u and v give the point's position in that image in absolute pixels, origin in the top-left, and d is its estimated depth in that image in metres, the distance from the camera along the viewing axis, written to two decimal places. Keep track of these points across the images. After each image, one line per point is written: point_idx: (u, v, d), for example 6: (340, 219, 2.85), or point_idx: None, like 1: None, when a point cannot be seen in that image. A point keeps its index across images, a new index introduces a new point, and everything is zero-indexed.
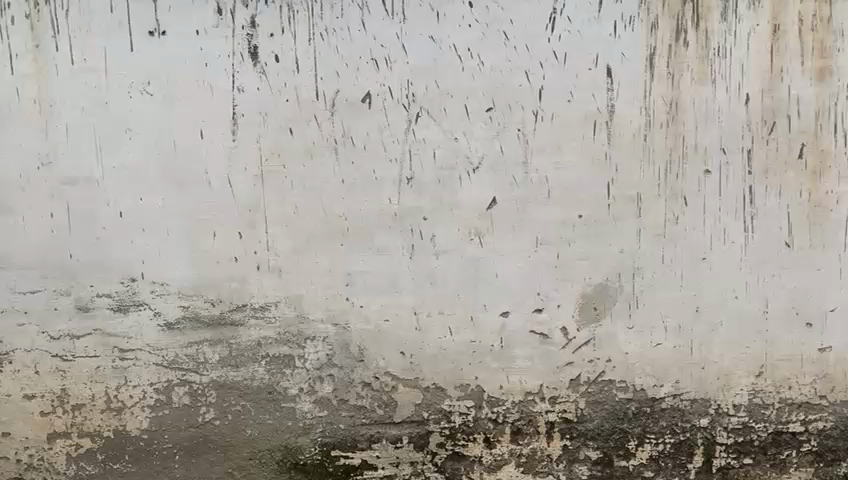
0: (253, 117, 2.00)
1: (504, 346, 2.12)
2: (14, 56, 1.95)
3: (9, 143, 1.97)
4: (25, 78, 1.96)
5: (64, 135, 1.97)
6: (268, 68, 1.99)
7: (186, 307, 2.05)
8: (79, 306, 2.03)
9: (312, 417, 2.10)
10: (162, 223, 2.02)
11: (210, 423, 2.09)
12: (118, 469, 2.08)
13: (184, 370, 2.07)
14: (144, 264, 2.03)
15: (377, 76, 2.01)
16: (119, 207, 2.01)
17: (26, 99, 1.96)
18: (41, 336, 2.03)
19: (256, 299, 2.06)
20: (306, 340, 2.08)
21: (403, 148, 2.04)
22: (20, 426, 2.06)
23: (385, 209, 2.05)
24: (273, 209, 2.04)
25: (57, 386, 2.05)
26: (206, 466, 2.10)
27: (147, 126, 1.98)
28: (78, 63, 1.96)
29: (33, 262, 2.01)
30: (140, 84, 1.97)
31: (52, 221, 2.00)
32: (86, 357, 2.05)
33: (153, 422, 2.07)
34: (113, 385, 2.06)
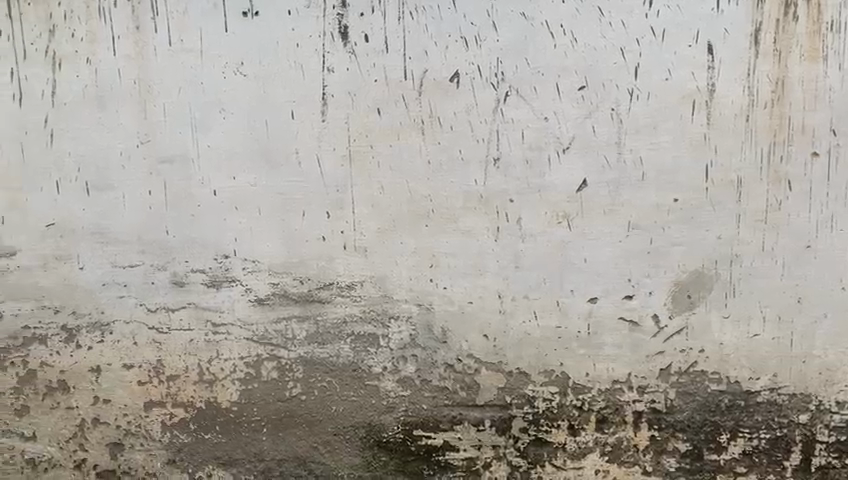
0: (342, 98, 2.01)
1: (591, 333, 2.07)
2: (116, 37, 2.00)
3: (111, 123, 2.04)
4: (126, 59, 2.01)
5: (162, 115, 2.03)
6: (358, 48, 1.99)
7: (276, 284, 2.10)
8: (175, 281, 2.11)
9: (395, 396, 2.12)
10: (253, 202, 2.06)
11: (296, 398, 2.13)
12: (209, 439, 2.16)
13: (273, 345, 2.12)
14: (236, 241, 2.08)
15: (467, 55, 1.98)
16: (214, 185, 2.06)
17: (127, 79, 2.02)
18: (139, 308, 2.12)
19: (342, 278, 2.09)
20: (390, 319, 2.09)
21: (492, 129, 2.00)
22: (119, 393, 2.15)
23: (471, 190, 2.03)
24: (360, 190, 2.05)
25: (153, 357, 2.14)
26: (292, 440, 2.15)
27: (240, 106, 2.02)
28: (175, 45, 2.00)
29: (133, 238, 2.09)
30: (235, 65, 2.01)
31: (151, 199, 2.07)
32: (181, 329, 2.12)
33: (243, 395, 2.14)
34: (206, 357, 2.13)
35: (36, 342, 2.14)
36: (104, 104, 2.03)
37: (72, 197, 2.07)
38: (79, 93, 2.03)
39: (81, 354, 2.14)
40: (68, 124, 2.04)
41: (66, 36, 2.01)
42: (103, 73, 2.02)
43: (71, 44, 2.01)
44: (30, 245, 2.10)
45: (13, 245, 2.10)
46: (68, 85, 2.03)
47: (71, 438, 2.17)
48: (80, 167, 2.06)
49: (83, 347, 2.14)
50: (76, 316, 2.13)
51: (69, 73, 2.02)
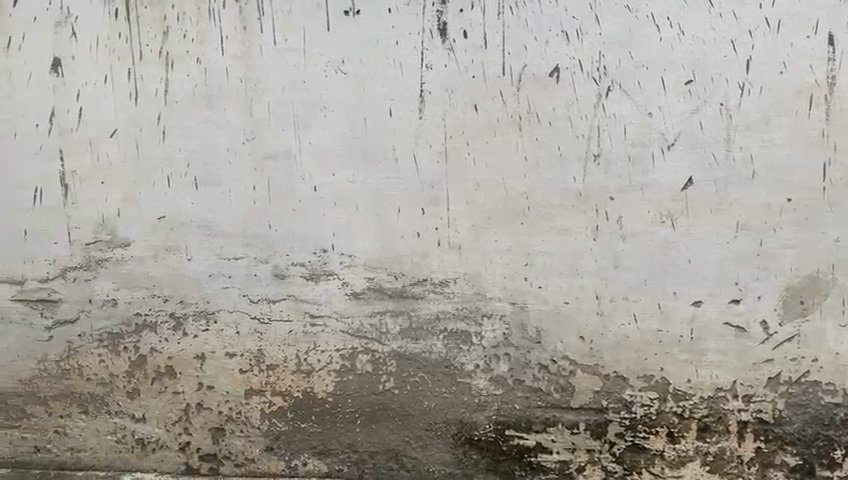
0: (440, 94, 2.01)
1: (694, 338, 1.99)
2: (225, 38, 2.08)
3: (219, 120, 2.12)
4: (233, 59, 2.09)
5: (266, 113, 2.10)
6: (456, 45, 1.99)
7: (371, 279, 2.12)
8: (275, 274, 2.17)
9: (487, 394, 2.11)
10: (351, 198, 2.10)
11: (390, 392, 2.15)
12: (305, 428, 2.21)
13: (367, 338, 2.15)
14: (334, 236, 2.13)
15: (568, 50, 1.94)
16: (314, 181, 2.11)
17: (235, 78, 2.10)
18: (242, 299, 2.20)
19: (436, 274, 2.09)
20: (483, 317, 2.08)
21: (592, 125, 1.96)
22: (222, 380, 2.23)
23: (569, 188, 1.99)
24: (457, 186, 2.04)
25: (254, 347, 2.21)
26: (385, 433, 2.18)
27: (340, 104, 2.06)
28: (280, 44, 2.06)
29: (237, 231, 2.17)
30: (336, 63, 2.05)
31: (255, 194, 2.14)
32: (280, 320, 2.19)
33: (338, 386, 2.18)
34: (303, 348, 2.18)
35: (147, 329, 2.25)
36: (213, 102, 2.12)
37: (182, 192, 2.17)
38: (189, 92, 2.12)
39: (187, 341, 2.24)
40: (179, 121, 2.14)
41: (178, 37, 2.10)
42: (212, 72, 2.10)
43: (183, 44, 2.10)
44: (143, 236, 2.21)
45: (128, 237, 2.22)
46: (180, 84, 2.12)
47: (176, 421, 2.27)
48: (189, 163, 2.15)
49: (189, 335, 2.23)
50: (184, 305, 2.23)
51: (181, 73, 2.11)
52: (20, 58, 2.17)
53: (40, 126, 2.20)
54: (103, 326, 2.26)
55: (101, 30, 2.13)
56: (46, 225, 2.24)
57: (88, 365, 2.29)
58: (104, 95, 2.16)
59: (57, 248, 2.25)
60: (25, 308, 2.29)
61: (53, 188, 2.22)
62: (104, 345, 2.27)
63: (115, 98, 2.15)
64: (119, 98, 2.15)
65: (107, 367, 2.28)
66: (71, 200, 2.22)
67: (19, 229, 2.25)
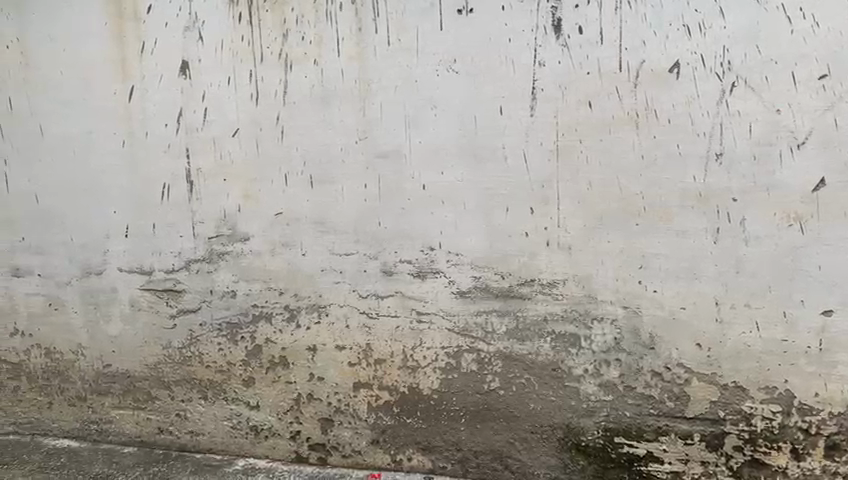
0: (553, 92, 1.98)
1: (824, 349, 1.87)
2: (341, 39, 2.13)
3: (333, 120, 2.18)
4: (348, 60, 2.14)
5: (379, 112, 2.13)
6: (571, 41, 1.95)
7: (478, 278, 2.12)
8: (384, 270, 2.21)
9: (596, 399, 2.06)
10: (460, 196, 2.10)
11: (495, 392, 2.14)
12: (411, 423, 2.24)
13: (473, 337, 2.15)
14: (442, 234, 2.14)
15: (689, 45, 1.86)
16: (423, 179, 2.12)
17: (350, 78, 2.15)
18: (352, 294, 2.25)
19: (544, 275, 2.06)
20: (593, 320, 2.04)
21: (714, 122, 1.87)
22: (331, 373, 2.29)
23: (687, 188, 1.91)
24: (568, 186, 2.01)
25: (362, 341, 2.25)
26: (490, 433, 2.17)
27: (451, 102, 2.07)
28: (393, 44, 2.09)
29: (349, 228, 2.22)
30: (448, 62, 2.05)
31: (366, 192, 2.18)
32: (388, 316, 2.22)
33: (443, 384, 2.19)
34: (410, 345, 2.21)
35: (263, 319, 2.34)
36: (328, 102, 2.17)
37: (297, 189, 2.24)
38: (306, 92, 2.19)
39: (299, 334, 2.31)
40: (296, 121, 2.21)
41: (297, 40, 2.17)
42: (328, 73, 2.16)
43: (301, 47, 2.17)
44: (260, 231, 2.30)
45: (247, 231, 2.31)
46: (297, 85, 2.19)
47: (288, 410, 2.35)
48: (304, 161, 2.22)
49: (302, 328, 2.31)
50: (298, 298, 2.30)
51: (298, 74, 2.18)
52: (152, 62, 2.31)
53: (169, 125, 2.33)
54: (223, 316, 2.38)
55: (226, 34, 2.23)
56: (172, 219, 2.38)
57: (208, 352, 2.41)
58: (227, 96, 2.26)
59: (182, 241, 2.38)
60: (152, 296, 2.44)
61: (180, 185, 2.35)
62: (223, 334, 2.39)
63: (237, 99, 2.25)
64: (240, 98, 2.25)
65: (225, 355, 2.39)
66: (195, 195, 2.34)
67: (149, 223, 2.40)
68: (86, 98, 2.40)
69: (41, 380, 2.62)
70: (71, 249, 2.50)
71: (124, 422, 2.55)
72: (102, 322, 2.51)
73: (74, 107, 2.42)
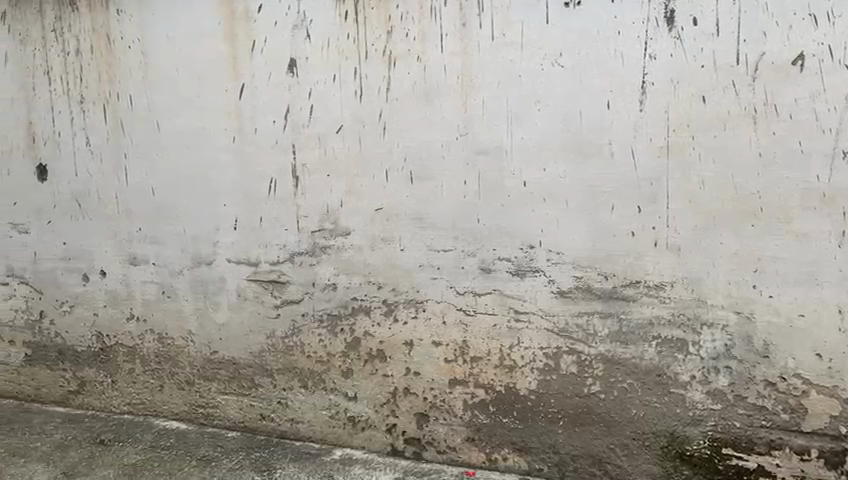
0: (664, 87, 1.91)
1: None
2: (444, 35, 2.13)
3: (435, 115, 2.18)
4: (451, 56, 2.13)
5: (481, 107, 2.12)
6: (684, 33, 1.87)
7: (580, 278, 2.07)
8: (483, 268, 2.19)
9: (703, 408, 1.97)
10: (562, 194, 2.06)
11: (595, 396, 2.09)
12: (507, 423, 2.22)
13: (573, 339, 2.10)
14: (542, 232, 2.10)
15: (815, 35, 1.76)
16: (525, 176, 2.09)
17: (452, 74, 2.14)
18: (450, 291, 2.24)
19: (651, 277, 1.99)
20: (703, 325, 1.95)
21: (842, 117, 1.76)
22: (428, 369, 2.30)
23: (810, 188, 1.81)
24: (678, 184, 1.93)
25: (459, 338, 2.25)
26: (589, 438, 2.11)
27: (555, 98, 2.03)
28: (497, 39, 2.07)
29: (448, 225, 2.21)
30: (553, 56, 2.01)
31: (466, 188, 2.17)
32: (486, 313, 2.20)
33: (541, 385, 2.15)
34: (507, 344, 2.18)
35: (362, 313, 2.38)
36: (430, 98, 2.17)
37: (398, 185, 2.26)
38: (409, 88, 2.20)
39: (397, 327, 2.33)
40: (398, 117, 2.23)
41: (401, 36, 2.18)
42: (431, 69, 2.16)
43: (404, 43, 2.18)
44: (361, 225, 2.33)
45: (348, 226, 2.35)
46: (400, 81, 2.20)
47: (385, 403, 2.38)
48: (405, 157, 2.23)
49: (399, 321, 2.32)
50: (396, 292, 2.32)
51: (402, 70, 2.20)
52: (261, 60, 2.39)
53: (276, 122, 2.40)
54: (323, 308, 2.43)
55: (332, 32, 2.27)
56: (278, 213, 2.45)
57: (309, 343, 2.47)
58: (332, 93, 2.31)
59: (287, 234, 2.45)
60: (258, 287, 2.52)
61: (286, 180, 2.42)
62: (324, 326, 2.44)
63: (341, 96, 2.29)
64: (345, 95, 2.29)
65: (325, 347, 2.44)
66: (300, 190, 2.40)
67: (256, 216, 2.48)
68: (199, 95, 2.51)
69: (153, 363, 2.76)
70: (183, 239, 2.62)
71: (229, 407, 2.65)
72: (211, 310, 2.62)
73: (188, 104, 2.53)
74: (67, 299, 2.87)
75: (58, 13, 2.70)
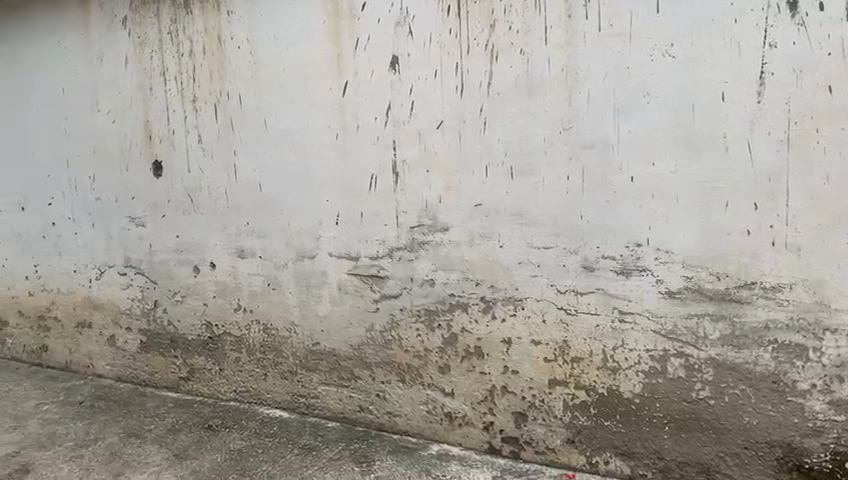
0: (785, 76, 1.80)
1: None
2: (549, 28, 2.09)
3: (538, 110, 2.14)
4: (556, 48, 2.08)
5: (586, 101, 2.06)
6: (809, 19, 1.75)
7: (690, 278, 1.98)
8: (585, 265, 2.13)
9: (824, 418, 1.85)
10: (671, 190, 1.98)
11: (704, 402, 2.00)
12: (609, 426, 2.16)
13: (682, 342, 2.01)
14: (649, 230, 2.03)
15: None
16: (632, 172, 2.03)
17: (556, 67, 2.09)
18: (550, 289, 2.20)
19: (767, 278, 1.89)
20: (825, 331, 1.83)
21: None
22: (527, 367, 2.27)
23: None
24: (800, 181, 1.82)
25: (560, 337, 2.20)
26: (697, 445, 2.02)
27: (666, 90, 1.95)
28: (605, 30, 2.01)
29: (550, 221, 2.17)
30: (664, 46, 1.93)
31: (569, 184, 2.12)
32: (588, 313, 2.15)
33: (646, 388, 2.08)
34: (611, 345, 2.12)
35: (460, 309, 2.37)
36: (533, 92, 2.14)
37: (499, 180, 2.23)
38: (511, 83, 2.17)
39: (495, 325, 2.31)
40: (499, 112, 2.20)
41: (504, 30, 2.15)
42: (535, 62, 2.12)
43: (507, 36, 2.15)
44: (461, 221, 2.32)
45: (447, 222, 2.35)
46: (503, 75, 2.18)
47: (482, 400, 2.37)
48: (506, 152, 2.21)
49: (498, 319, 2.30)
50: (495, 289, 2.29)
51: (504, 64, 2.17)
52: (364, 57, 2.42)
53: (378, 118, 2.43)
54: (422, 304, 2.44)
55: (435, 27, 2.27)
56: (378, 209, 2.47)
57: (407, 337, 2.48)
58: (433, 89, 2.30)
59: (387, 229, 2.47)
60: (358, 281, 2.56)
61: (386, 175, 2.44)
62: (422, 321, 2.44)
63: (442, 92, 2.29)
64: (446, 91, 2.28)
65: (423, 341, 2.45)
66: (400, 186, 2.42)
67: (357, 211, 2.52)
68: (304, 93, 2.57)
69: (258, 353, 2.85)
70: (287, 234, 2.70)
71: (330, 397, 2.71)
72: (313, 302, 2.68)
73: (293, 102, 2.60)
74: (179, 289, 3.02)
75: (174, 17, 2.83)
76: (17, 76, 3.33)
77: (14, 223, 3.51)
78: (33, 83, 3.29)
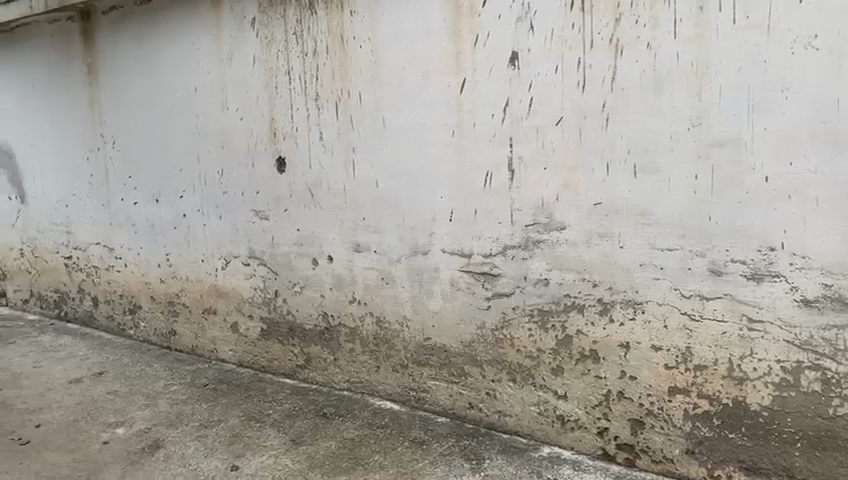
0: None
1: None
2: (679, 20, 2.00)
3: (665, 106, 2.06)
4: (686, 42, 2.00)
5: (718, 97, 1.96)
6: None
7: (830, 286, 1.85)
8: (713, 269, 2.03)
9: None
10: (811, 190, 1.85)
11: (842, 419, 1.87)
12: (733, 439, 2.05)
13: (818, 353, 1.88)
14: (784, 233, 1.91)
15: None
16: (766, 171, 1.91)
17: (686, 62, 2.00)
18: (673, 292, 2.11)
19: None
20: None
21: None
22: (645, 373, 2.19)
23: None
24: None
25: (682, 344, 2.11)
26: (832, 465, 1.90)
27: (808, 84, 1.82)
28: (740, 22, 1.90)
29: (674, 222, 2.08)
30: (807, 38, 1.81)
31: (696, 183, 2.03)
32: (714, 319, 2.04)
33: (776, 401, 1.96)
34: (738, 354, 2.01)
35: (575, 311, 2.32)
36: (660, 87, 2.06)
37: (620, 179, 2.17)
38: (637, 78, 2.10)
39: (612, 328, 2.24)
40: (623, 109, 2.13)
41: (630, 23, 2.08)
42: (662, 57, 2.04)
43: (634, 30, 2.08)
44: (578, 220, 2.27)
45: (564, 221, 2.30)
46: (627, 70, 2.11)
47: (597, 405, 2.31)
48: (629, 149, 2.14)
49: (615, 322, 2.23)
50: (613, 291, 2.23)
51: (629, 59, 2.10)
52: (484, 54, 2.41)
53: (495, 115, 2.41)
54: (536, 303, 2.40)
55: (557, 23, 2.23)
56: (493, 206, 2.46)
57: (519, 337, 2.46)
58: (554, 85, 2.26)
59: (501, 227, 2.45)
60: (471, 279, 2.56)
61: (502, 173, 2.43)
62: (535, 321, 2.41)
63: (563, 88, 2.24)
64: (567, 86, 2.24)
65: (535, 342, 2.42)
66: (517, 183, 2.39)
67: (471, 208, 2.52)
68: (423, 91, 2.59)
69: (371, 345, 2.91)
70: (402, 229, 2.73)
71: (440, 393, 2.73)
72: (425, 298, 2.70)
73: (411, 100, 2.63)
74: (298, 281, 3.12)
75: (299, 17, 2.93)
76: (156, 77, 3.56)
77: (149, 214, 3.75)
78: (169, 83, 3.51)
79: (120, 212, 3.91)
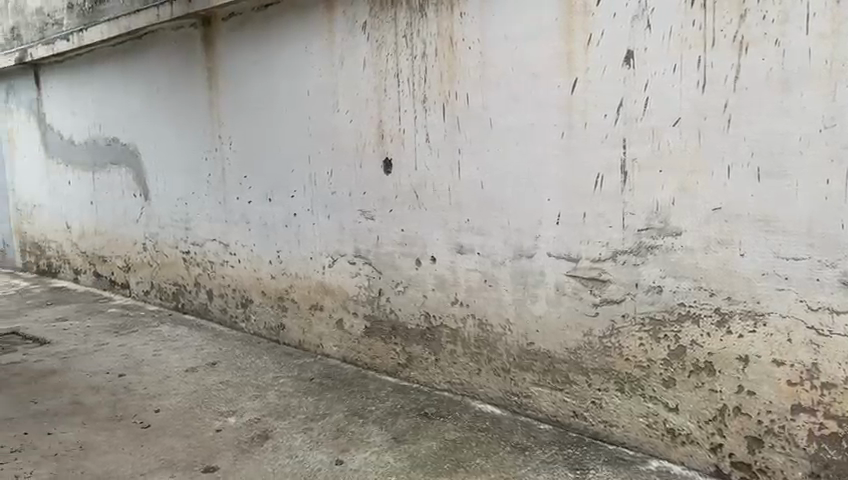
0: None
1: None
2: (811, 15, 1.88)
3: (794, 106, 1.93)
4: (819, 38, 1.87)
5: None
6: None
7: None
8: (845, 281, 1.89)
9: None
10: None
11: None
12: None
13: None
14: None
15: None
16: None
17: (819, 59, 1.88)
18: (798, 304, 1.98)
19: None
20: None
21: None
22: (765, 389, 2.07)
23: None
24: None
25: (808, 359, 1.98)
26: None
27: None
28: None
29: (801, 229, 1.96)
30: None
31: (828, 188, 1.90)
32: (845, 335, 1.90)
33: None
34: None
35: (690, 320, 2.22)
36: (789, 86, 1.94)
37: (742, 183, 2.06)
38: (762, 77, 1.98)
39: (729, 340, 2.13)
40: (746, 109, 2.03)
41: (757, 20, 1.97)
42: (792, 54, 1.92)
43: (760, 26, 1.97)
44: (695, 225, 2.17)
45: (679, 226, 2.21)
46: (752, 68, 2.00)
47: (711, 419, 2.20)
48: (753, 152, 2.02)
49: (733, 334, 2.12)
50: (731, 301, 2.12)
51: (755, 57, 1.99)
52: (597, 53, 2.35)
53: (608, 116, 2.35)
54: (647, 311, 2.32)
55: (676, 21, 2.14)
56: (604, 210, 2.39)
57: (628, 345, 2.38)
58: (671, 84, 2.18)
59: (611, 231, 2.38)
60: (578, 283, 2.50)
61: (614, 175, 2.36)
62: (646, 330, 2.33)
63: (681, 88, 2.16)
64: (686, 86, 2.14)
65: (645, 351, 2.34)
66: (629, 187, 2.32)
67: (580, 211, 2.46)
68: (533, 92, 2.56)
69: (474, 347, 2.90)
70: (508, 231, 2.71)
71: (543, 399, 2.68)
72: (530, 303, 2.67)
73: (521, 101, 2.60)
74: (402, 281, 3.15)
75: (410, 20, 2.95)
76: (272, 80, 3.69)
77: (262, 212, 3.90)
78: (284, 86, 3.62)
79: (236, 210, 4.09)
